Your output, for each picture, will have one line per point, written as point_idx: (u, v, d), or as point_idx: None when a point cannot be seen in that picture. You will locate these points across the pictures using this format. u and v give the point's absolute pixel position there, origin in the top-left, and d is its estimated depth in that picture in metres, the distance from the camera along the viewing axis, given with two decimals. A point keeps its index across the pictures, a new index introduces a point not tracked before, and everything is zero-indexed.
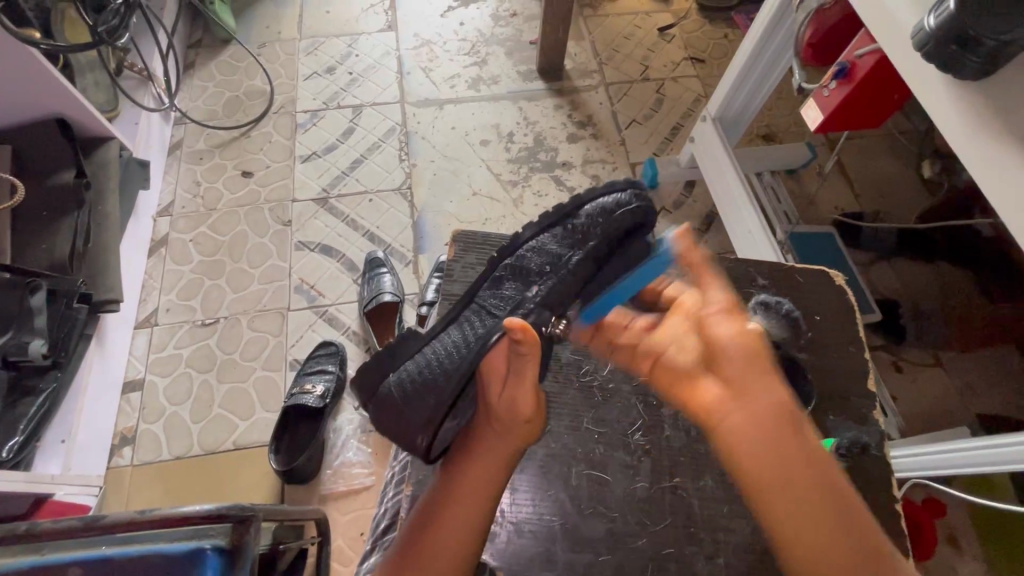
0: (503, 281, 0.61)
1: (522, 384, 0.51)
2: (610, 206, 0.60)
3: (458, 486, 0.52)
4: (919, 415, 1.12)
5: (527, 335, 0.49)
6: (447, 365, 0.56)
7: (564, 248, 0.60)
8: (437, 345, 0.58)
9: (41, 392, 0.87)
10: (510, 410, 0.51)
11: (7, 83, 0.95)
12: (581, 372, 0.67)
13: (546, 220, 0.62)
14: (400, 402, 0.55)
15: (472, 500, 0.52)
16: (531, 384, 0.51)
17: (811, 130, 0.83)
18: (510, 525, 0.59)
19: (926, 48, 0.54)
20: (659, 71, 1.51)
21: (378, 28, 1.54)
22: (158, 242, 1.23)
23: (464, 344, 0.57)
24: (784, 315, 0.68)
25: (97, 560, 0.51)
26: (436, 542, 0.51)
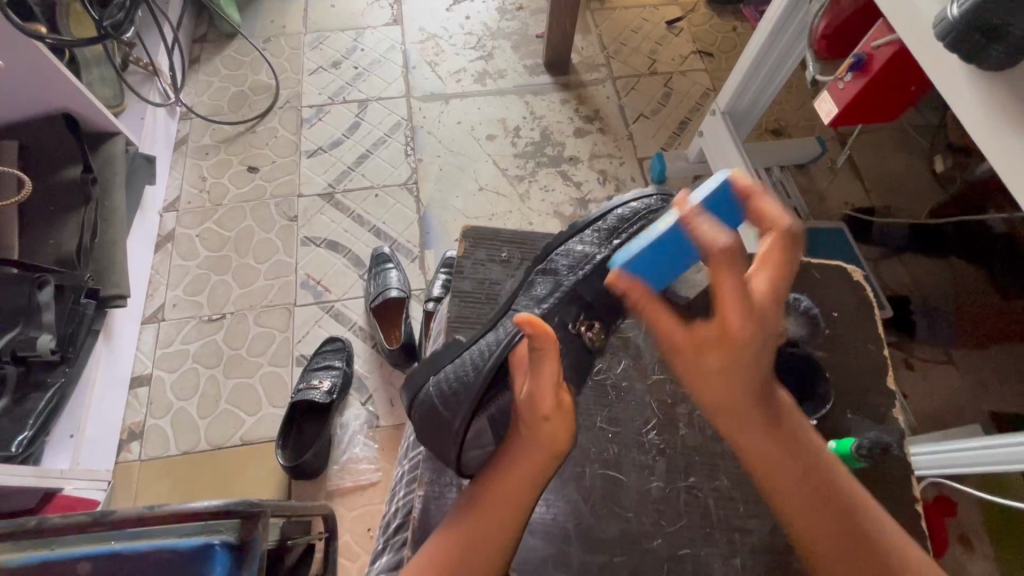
0: (534, 283, 0.62)
1: (538, 383, 0.52)
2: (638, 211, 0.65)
3: (486, 491, 0.53)
4: (931, 414, 1.11)
5: (540, 328, 0.50)
6: (480, 364, 0.56)
7: (596, 248, 0.63)
8: (474, 348, 0.59)
9: (49, 387, 0.87)
10: (535, 410, 0.52)
11: (12, 79, 0.95)
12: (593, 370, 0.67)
13: (581, 224, 0.65)
14: (439, 407, 0.56)
15: (504, 504, 0.52)
16: (549, 377, 0.52)
17: (826, 124, 0.82)
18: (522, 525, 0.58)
19: (947, 38, 0.53)
20: (667, 65, 1.50)
21: (383, 22, 1.53)
22: (165, 237, 1.23)
23: (498, 341, 0.57)
24: (803, 313, 0.67)
25: (105, 555, 0.52)
26: (467, 544, 0.51)
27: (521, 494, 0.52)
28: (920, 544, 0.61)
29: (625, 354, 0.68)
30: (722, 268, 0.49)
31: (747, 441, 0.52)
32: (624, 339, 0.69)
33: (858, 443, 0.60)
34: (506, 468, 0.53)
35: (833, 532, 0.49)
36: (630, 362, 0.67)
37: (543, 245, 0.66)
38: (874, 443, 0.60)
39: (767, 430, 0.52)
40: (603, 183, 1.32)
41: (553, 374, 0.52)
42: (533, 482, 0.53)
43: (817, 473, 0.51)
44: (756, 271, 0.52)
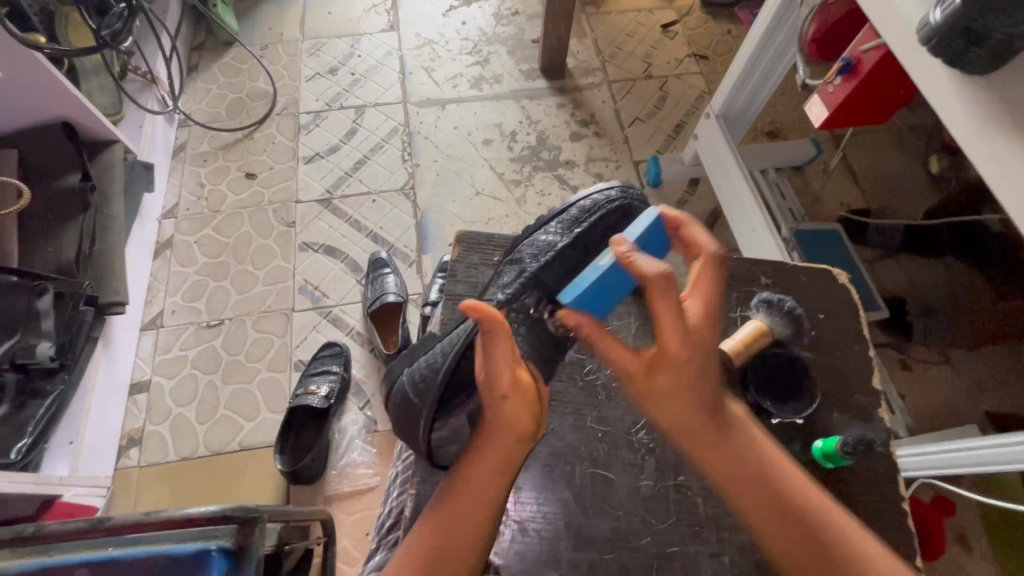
0: (501, 274, 0.63)
1: (491, 372, 0.50)
2: (601, 203, 0.64)
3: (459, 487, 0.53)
4: (927, 413, 1.11)
5: (490, 315, 0.49)
6: (444, 356, 0.56)
7: (558, 237, 0.62)
8: (445, 340, 0.59)
9: (49, 394, 0.87)
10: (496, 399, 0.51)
11: (11, 89, 0.96)
12: (585, 371, 0.67)
13: (547, 217, 0.65)
14: (407, 396, 0.56)
15: (476, 500, 0.52)
16: (504, 354, 0.50)
17: (815, 127, 0.83)
18: (516, 526, 0.59)
19: (931, 43, 0.54)
20: (662, 68, 1.51)
21: (380, 29, 1.54)
22: (163, 244, 1.24)
23: (461, 334, 0.57)
24: (786, 313, 0.67)
25: (102, 561, 0.53)
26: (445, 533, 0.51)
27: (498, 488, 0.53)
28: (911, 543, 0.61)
29: None
30: (658, 297, 0.48)
31: (699, 454, 0.54)
32: None
33: (842, 441, 0.60)
34: (475, 462, 0.53)
35: (792, 539, 0.51)
36: None
37: (515, 240, 0.67)
38: (858, 439, 0.59)
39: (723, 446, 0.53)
40: None
41: (509, 357, 0.50)
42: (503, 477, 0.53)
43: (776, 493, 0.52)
44: (688, 297, 0.53)
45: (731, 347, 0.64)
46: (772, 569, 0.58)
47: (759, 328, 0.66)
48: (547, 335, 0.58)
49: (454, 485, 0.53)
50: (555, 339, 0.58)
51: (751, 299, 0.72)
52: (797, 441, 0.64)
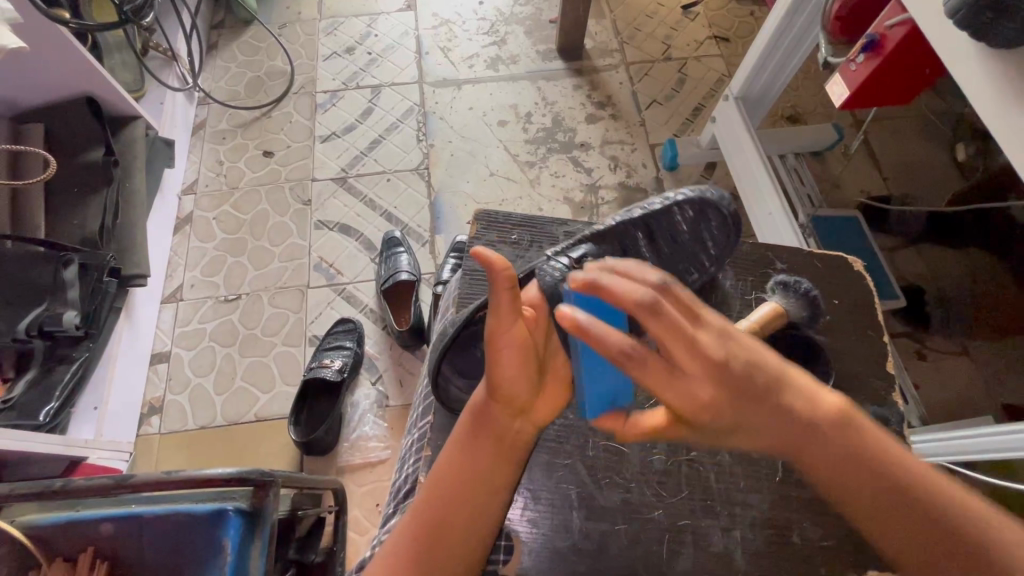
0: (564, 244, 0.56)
1: (492, 368, 0.47)
2: (699, 204, 0.60)
3: (488, 432, 0.49)
4: (943, 402, 1.10)
5: (500, 265, 0.44)
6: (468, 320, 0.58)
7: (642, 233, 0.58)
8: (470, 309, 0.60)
9: (75, 360, 0.91)
10: (506, 398, 0.49)
11: (38, 64, 0.98)
12: None
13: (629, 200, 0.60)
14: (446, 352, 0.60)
15: (469, 519, 0.48)
16: (499, 314, 0.46)
17: (837, 106, 0.81)
18: (526, 494, 0.59)
19: (957, 18, 0.52)
20: (681, 50, 1.48)
21: (397, 8, 1.54)
22: (183, 220, 1.26)
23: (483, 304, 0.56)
24: (803, 296, 0.66)
25: (127, 516, 0.62)
26: (468, 476, 0.49)
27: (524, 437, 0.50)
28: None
29: None
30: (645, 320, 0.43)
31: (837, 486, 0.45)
32: None
33: None
34: (454, 476, 0.49)
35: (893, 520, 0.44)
36: None
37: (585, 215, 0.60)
38: None
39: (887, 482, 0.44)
40: (614, 169, 1.32)
41: (507, 324, 0.46)
42: (500, 493, 0.49)
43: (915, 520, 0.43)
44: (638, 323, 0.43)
45: (749, 328, 0.61)
46: (778, 540, 0.58)
47: (777, 310, 0.63)
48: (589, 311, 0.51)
49: (437, 507, 0.48)
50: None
51: (765, 281, 0.71)
52: None
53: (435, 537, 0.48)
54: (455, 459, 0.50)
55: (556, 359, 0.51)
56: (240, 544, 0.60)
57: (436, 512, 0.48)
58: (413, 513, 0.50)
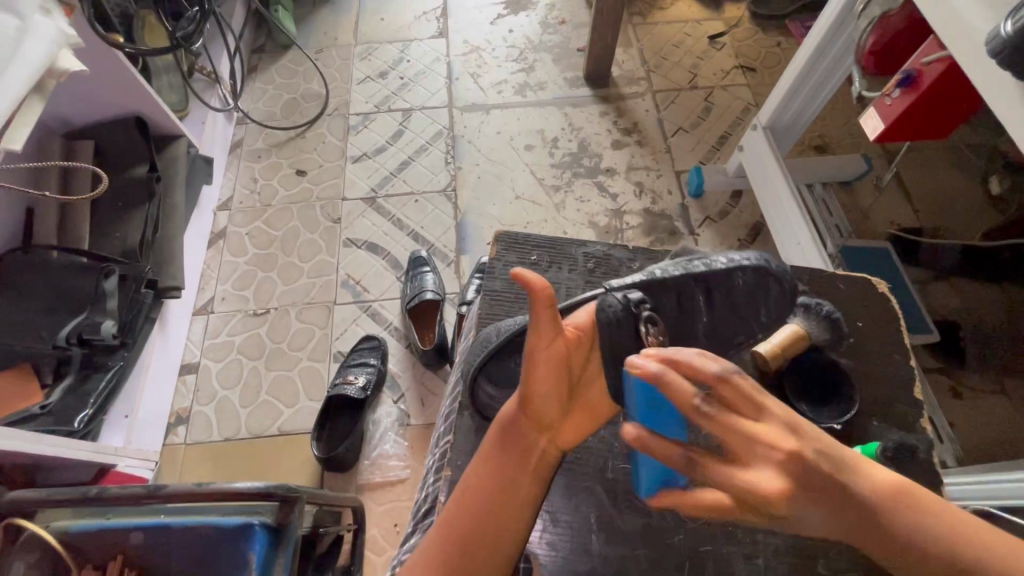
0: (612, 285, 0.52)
1: (528, 380, 0.47)
2: (760, 271, 0.53)
3: (516, 453, 0.49)
4: (981, 442, 1.05)
5: (540, 286, 0.43)
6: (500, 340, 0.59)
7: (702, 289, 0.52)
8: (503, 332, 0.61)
9: (109, 369, 0.93)
10: (532, 419, 0.48)
11: (94, 86, 1.04)
12: None
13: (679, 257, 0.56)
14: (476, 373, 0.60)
15: (489, 545, 0.48)
16: (544, 337, 0.45)
17: (870, 139, 0.80)
18: (546, 516, 0.58)
19: (997, 56, 0.51)
20: (708, 79, 1.50)
21: (429, 35, 1.59)
22: (217, 234, 1.30)
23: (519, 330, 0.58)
24: (824, 318, 0.64)
25: (154, 528, 0.63)
26: (492, 498, 0.48)
27: (550, 463, 0.50)
28: None
29: None
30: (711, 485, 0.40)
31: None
32: None
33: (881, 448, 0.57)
34: (477, 494, 0.49)
35: None
36: None
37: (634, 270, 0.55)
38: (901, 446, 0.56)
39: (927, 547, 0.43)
40: (639, 195, 1.32)
41: (547, 339, 0.45)
42: (525, 512, 0.49)
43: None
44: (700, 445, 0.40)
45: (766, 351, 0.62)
46: None
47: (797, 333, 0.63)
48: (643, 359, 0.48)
49: (462, 521, 0.48)
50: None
51: None
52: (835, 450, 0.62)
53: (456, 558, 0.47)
54: (485, 475, 0.49)
55: (588, 388, 0.50)
56: (265, 558, 0.61)
57: (461, 529, 0.48)
58: (438, 530, 0.49)
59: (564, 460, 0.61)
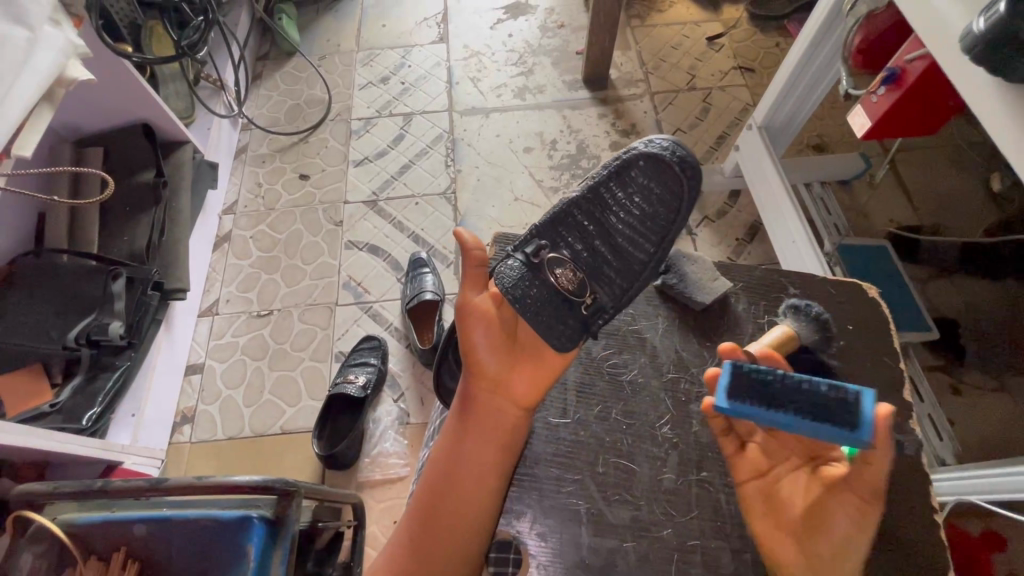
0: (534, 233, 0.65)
1: (465, 335, 0.62)
2: (654, 169, 0.60)
3: (470, 421, 0.60)
4: (983, 441, 1.05)
5: (470, 240, 0.62)
6: None
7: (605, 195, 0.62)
8: None
9: (117, 368, 0.96)
10: (478, 377, 0.61)
11: (104, 94, 1.07)
12: (607, 364, 0.67)
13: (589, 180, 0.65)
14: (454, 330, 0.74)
15: (456, 504, 0.57)
16: (470, 286, 0.63)
17: (858, 137, 0.81)
18: (536, 508, 0.59)
19: (973, 52, 0.52)
20: (706, 80, 1.50)
21: (430, 40, 1.61)
22: (223, 238, 1.33)
23: None
24: (813, 319, 0.64)
25: (156, 519, 0.65)
26: (453, 463, 0.58)
27: (506, 426, 0.60)
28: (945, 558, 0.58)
29: (641, 353, 0.68)
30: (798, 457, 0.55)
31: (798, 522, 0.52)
32: (640, 339, 0.69)
33: None
34: (441, 461, 0.59)
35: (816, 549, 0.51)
36: (645, 361, 0.68)
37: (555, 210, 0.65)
38: None
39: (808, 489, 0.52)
40: None
41: (475, 296, 0.62)
42: (489, 479, 0.58)
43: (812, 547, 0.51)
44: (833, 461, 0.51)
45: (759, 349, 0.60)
46: None
47: (786, 334, 0.63)
48: (558, 295, 0.61)
49: (431, 490, 0.58)
50: (563, 295, 0.61)
51: (777, 304, 0.71)
52: None
53: (426, 517, 0.57)
54: (449, 445, 0.59)
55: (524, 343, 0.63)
56: (263, 551, 0.62)
57: (429, 496, 0.58)
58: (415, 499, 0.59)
59: (552, 452, 0.62)
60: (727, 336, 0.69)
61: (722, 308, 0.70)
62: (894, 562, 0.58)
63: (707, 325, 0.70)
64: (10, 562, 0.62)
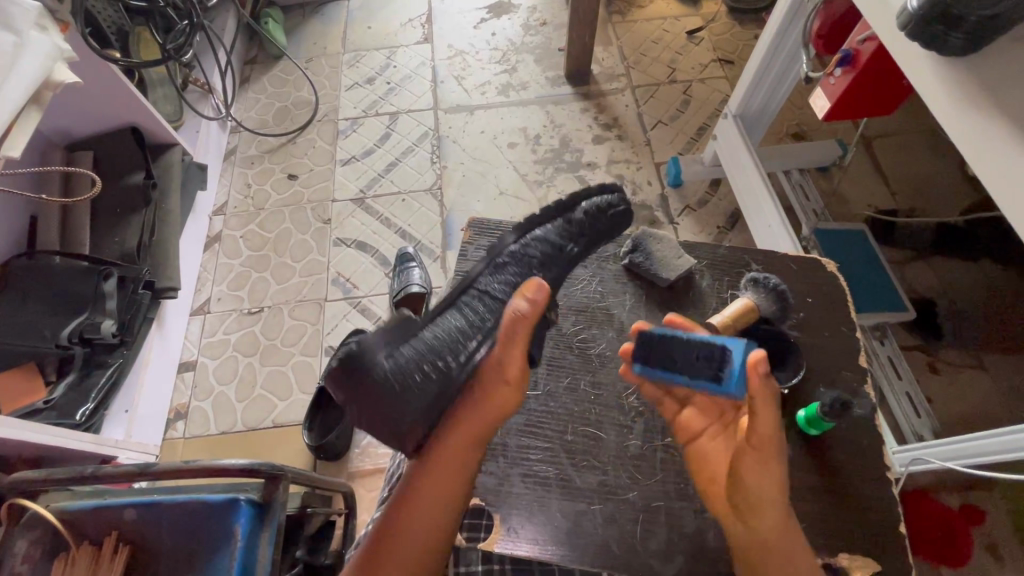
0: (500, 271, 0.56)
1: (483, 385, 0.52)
2: (620, 215, 0.64)
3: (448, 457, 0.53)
4: (959, 416, 1.07)
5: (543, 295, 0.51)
6: (434, 342, 0.50)
7: (563, 240, 0.60)
8: (437, 327, 0.51)
9: (110, 365, 0.99)
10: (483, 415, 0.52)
11: (93, 100, 1.09)
12: (576, 339, 0.70)
13: (548, 214, 0.61)
14: (407, 389, 0.47)
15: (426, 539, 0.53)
16: (508, 347, 0.51)
17: (820, 119, 0.83)
18: (513, 470, 0.61)
19: (909, 29, 0.54)
20: (686, 73, 1.53)
21: (415, 41, 1.64)
22: (213, 238, 1.35)
23: (462, 329, 0.52)
24: (772, 290, 0.67)
25: (147, 504, 0.67)
26: (427, 502, 0.53)
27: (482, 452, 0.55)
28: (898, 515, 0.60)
29: (610, 329, 0.70)
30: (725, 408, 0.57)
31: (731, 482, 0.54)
32: (609, 314, 0.71)
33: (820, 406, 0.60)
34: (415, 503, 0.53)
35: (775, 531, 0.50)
36: (614, 335, 0.70)
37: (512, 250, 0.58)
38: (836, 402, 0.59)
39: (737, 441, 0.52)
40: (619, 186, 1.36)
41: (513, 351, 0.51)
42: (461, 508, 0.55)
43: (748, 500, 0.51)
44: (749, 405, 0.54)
45: (720, 321, 0.63)
46: None
47: (748, 305, 0.65)
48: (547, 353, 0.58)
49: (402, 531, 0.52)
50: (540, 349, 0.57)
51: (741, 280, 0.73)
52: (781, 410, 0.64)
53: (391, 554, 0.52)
54: (426, 484, 0.53)
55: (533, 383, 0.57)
56: (251, 531, 0.65)
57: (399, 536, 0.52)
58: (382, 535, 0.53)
59: (523, 423, 0.64)
60: (694, 311, 0.71)
61: (688, 285, 0.73)
62: (852, 518, 0.60)
63: (673, 300, 0.72)
64: (5, 547, 0.64)
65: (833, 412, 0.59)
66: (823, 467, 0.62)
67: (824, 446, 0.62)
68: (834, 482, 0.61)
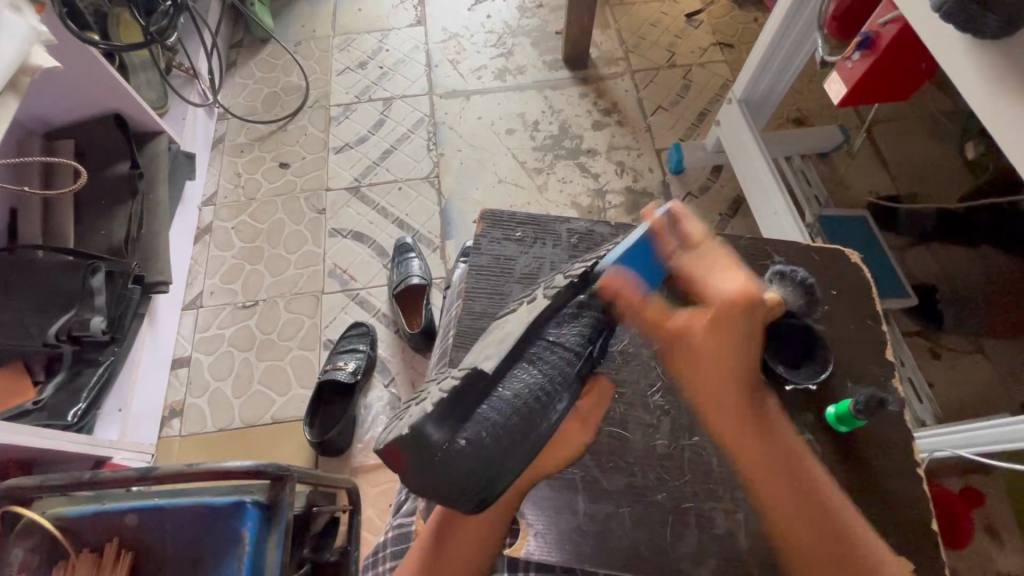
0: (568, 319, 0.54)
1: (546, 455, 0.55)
2: None
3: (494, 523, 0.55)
4: (960, 401, 1.08)
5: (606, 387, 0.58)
6: (519, 413, 0.49)
7: None
8: (514, 386, 0.49)
9: (100, 364, 0.94)
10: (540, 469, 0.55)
11: (72, 83, 1.03)
12: None
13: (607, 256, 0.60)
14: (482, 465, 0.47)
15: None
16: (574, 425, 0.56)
17: (835, 104, 0.82)
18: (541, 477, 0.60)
19: (942, 10, 0.53)
20: (686, 57, 1.50)
21: (407, 24, 1.59)
22: (203, 230, 1.30)
23: (541, 389, 0.50)
24: (799, 283, 0.66)
25: (149, 508, 0.65)
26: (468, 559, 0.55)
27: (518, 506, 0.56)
28: (924, 508, 0.60)
29: None
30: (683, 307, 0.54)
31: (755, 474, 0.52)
32: None
33: (854, 401, 0.59)
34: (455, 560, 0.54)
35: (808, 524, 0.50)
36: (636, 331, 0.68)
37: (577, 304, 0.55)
38: (868, 397, 0.58)
39: (750, 411, 0.53)
40: (620, 174, 1.34)
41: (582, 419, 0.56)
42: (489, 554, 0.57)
43: (771, 435, 0.53)
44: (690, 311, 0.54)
45: None
46: None
47: (779, 298, 0.60)
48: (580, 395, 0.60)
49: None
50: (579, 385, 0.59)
51: (762, 272, 0.72)
52: (808, 407, 0.63)
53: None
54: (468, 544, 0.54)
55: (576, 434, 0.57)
56: (258, 536, 0.63)
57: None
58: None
59: None
60: None
61: None
62: (880, 512, 0.60)
63: None
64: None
65: (867, 411, 0.58)
66: (850, 461, 0.61)
67: (852, 442, 0.62)
68: (861, 476, 0.61)
